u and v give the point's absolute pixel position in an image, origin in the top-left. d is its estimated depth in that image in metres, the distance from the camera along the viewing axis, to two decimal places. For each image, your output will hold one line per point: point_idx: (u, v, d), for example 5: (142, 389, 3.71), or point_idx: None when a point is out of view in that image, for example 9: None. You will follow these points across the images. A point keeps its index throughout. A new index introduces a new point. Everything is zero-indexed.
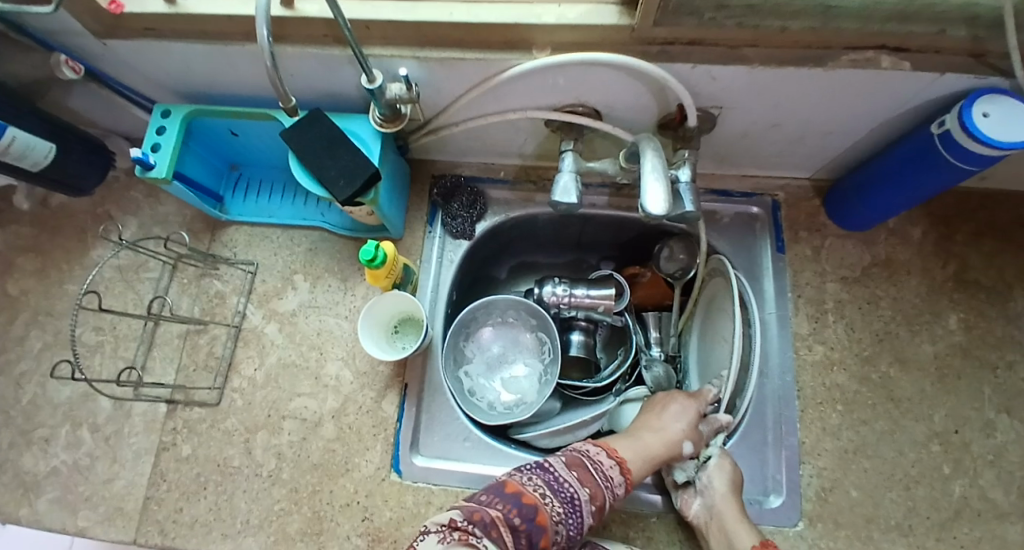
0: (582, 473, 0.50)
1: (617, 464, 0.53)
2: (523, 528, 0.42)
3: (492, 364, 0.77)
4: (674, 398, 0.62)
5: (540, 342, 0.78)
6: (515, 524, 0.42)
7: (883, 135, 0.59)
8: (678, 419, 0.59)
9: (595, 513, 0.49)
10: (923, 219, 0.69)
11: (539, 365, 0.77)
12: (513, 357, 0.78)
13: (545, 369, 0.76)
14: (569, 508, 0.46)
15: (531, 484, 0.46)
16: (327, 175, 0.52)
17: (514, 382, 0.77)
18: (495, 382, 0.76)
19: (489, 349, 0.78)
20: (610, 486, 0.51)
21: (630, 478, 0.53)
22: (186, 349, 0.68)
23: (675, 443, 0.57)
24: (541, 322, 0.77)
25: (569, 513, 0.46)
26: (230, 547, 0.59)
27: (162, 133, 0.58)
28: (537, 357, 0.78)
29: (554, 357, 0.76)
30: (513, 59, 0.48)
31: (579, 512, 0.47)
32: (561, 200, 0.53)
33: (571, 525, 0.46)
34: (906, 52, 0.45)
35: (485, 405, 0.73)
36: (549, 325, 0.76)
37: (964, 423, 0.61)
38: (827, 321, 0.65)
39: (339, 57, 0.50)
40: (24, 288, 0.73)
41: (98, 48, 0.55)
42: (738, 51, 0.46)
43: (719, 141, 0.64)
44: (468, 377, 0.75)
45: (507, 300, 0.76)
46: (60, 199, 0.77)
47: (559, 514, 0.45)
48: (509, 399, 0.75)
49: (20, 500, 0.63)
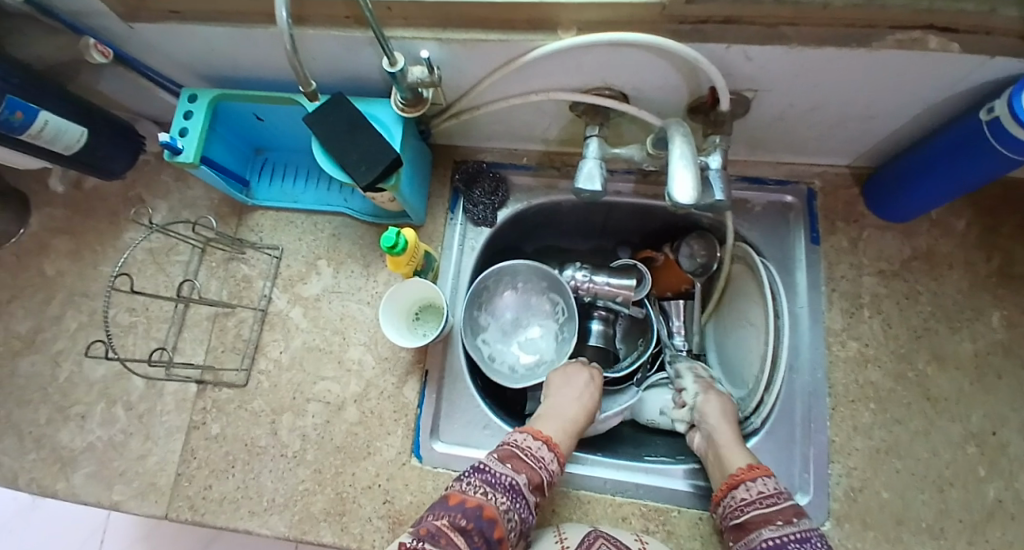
0: (515, 460, 0.54)
1: (545, 441, 0.57)
2: (473, 527, 0.47)
3: (508, 330, 0.76)
4: (571, 370, 0.69)
5: (554, 303, 0.77)
6: (463, 526, 0.47)
7: (929, 120, 0.56)
8: (582, 389, 0.66)
9: (537, 492, 0.54)
10: (968, 210, 0.66)
11: (553, 324, 0.77)
12: (529, 322, 0.77)
13: (561, 328, 0.76)
14: (513, 495, 0.51)
15: (472, 486, 0.51)
16: (349, 160, 0.52)
17: (530, 343, 0.77)
18: (512, 346, 0.76)
19: (505, 316, 0.76)
20: (545, 465, 0.55)
21: (560, 449, 0.58)
22: (214, 331, 0.70)
23: (589, 413, 0.63)
24: (553, 283, 0.75)
25: (514, 499, 0.51)
26: (256, 524, 0.60)
27: (188, 118, 0.58)
28: (551, 317, 0.77)
29: (571, 317, 0.75)
30: (537, 40, 0.47)
31: (522, 495, 0.52)
32: (584, 187, 0.52)
33: (520, 509, 0.51)
34: (959, 31, 0.42)
35: (508, 369, 0.73)
36: (563, 285, 0.75)
37: (1004, 424, 0.58)
38: (863, 316, 0.63)
39: (360, 40, 0.49)
40: (61, 269, 0.75)
41: (124, 31, 0.55)
42: (776, 29, 0.44)
43: (753, 125, 0.61)
44: (487, 345, 0.73)
45: (520, 265, 0.73)
46: (94, 182, 0.79)
47: (505, 504, 0.50)
48: (529, 359, 0.76)
49: (57, 473, 0.66)
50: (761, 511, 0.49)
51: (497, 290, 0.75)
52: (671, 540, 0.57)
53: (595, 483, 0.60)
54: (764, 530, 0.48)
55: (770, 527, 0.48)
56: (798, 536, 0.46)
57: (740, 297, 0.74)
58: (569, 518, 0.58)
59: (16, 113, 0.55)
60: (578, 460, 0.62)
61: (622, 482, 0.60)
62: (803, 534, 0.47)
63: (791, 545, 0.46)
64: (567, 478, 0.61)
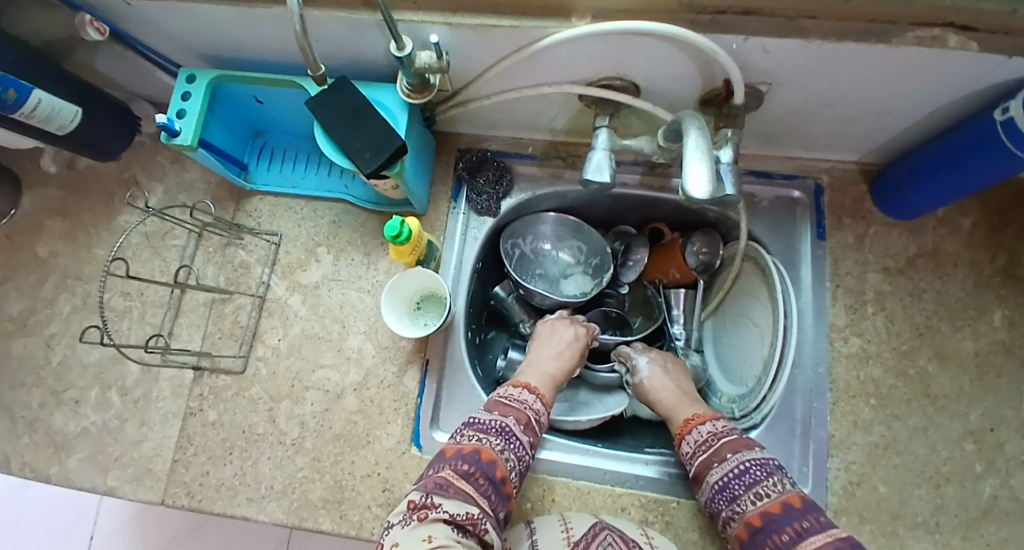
0: (501, 406, 0.56)
1: (525, 387, 0.60)
2: (474, 470, 0.48)
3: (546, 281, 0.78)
4: (550, 325, 0.70)
5: (572, 245, 0.79)
6: (466, 471, 0.48)
7: (941, 119, 0.55)
8: (555, 345, 0.67)
9: (528, 431, 0.56)
10: (974, 209, 0.66)
11: (579, 264, 0.79)
12: (561, 271, 0.79)
13: (586, 261, 0.79)
14: (506, 437, 0.53)
15: (466, 437, 0.52)
16: (354, 145, 0.50)
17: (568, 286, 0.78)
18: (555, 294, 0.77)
19: (536, 282, 0.77)
20: (529, 404, 0.58)
21: (546, 397, 0.61)
22: (212, 317, 0.69)
23: (570, 372, 0.66)
24: (565, 225, 0.77)
25: (507, 440, 0.53)
26: (254, 511, 0.60)
27: (188, 99, 0.56)
28: (574, 259, 0.79)
29: (591, 243, 0.78)
30: (550, 27, 0.45)
31: (515, 435, 0.54)
32: (592, 178, 0.51)
33: (514, 448, 0.53)
34: (981, 30, 0.41)
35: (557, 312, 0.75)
36: (569, 221, 0.77)
37: (1000, 422, 0.59)
38: (865, 313, 0.63)
39: (368, 22, 0.48)
40: (53, 251, 0.74)
41: (121, 7, 0.53)
42: (796, 23, 0.43)
43: (765, 119, 0.60)
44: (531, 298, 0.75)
45: (527, 221, 0.75)
46: (87, 162, 0.77)
47: (499, 445, 0.52)
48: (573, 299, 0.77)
49: (51, 459, 0.65)
50: (706, 454, 0.54)
51: (519, 262, 0.76)
52: (670, 531, 0.58)
53: (595, 474, 0.61)
54: (710, 475, 0.53)
55: (713, 470, 0.52)
56: (737, 470, 0.51)
57: (744, 291, 0.74)
58: (569, 509, 0.59)
59: (9, 91, 0.53)
60: (578, 451, 0.63)
61: (621, 473, 0.61)
62: (740, 466, 0.51)
63: (732, 482, 0.50)
64: (568, 469, 0.61)
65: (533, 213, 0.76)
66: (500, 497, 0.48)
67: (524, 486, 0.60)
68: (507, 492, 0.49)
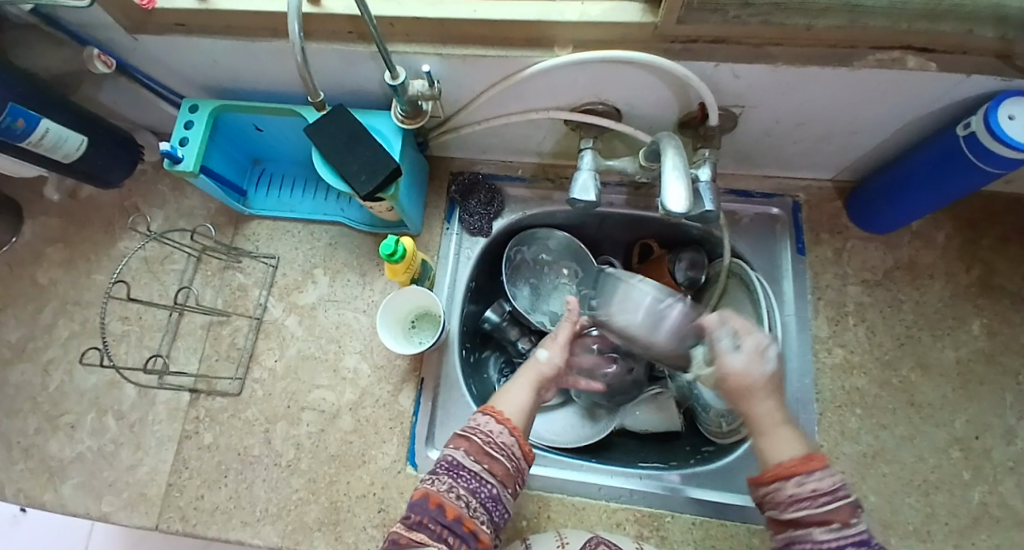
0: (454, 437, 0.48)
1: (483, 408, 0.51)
2: (422, 518, 0.42)
3: (536, 292, 0.79)
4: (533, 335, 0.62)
5: (570, 269, 0.79)
6: (415, 520, 0.42)
7: (909, 136, 0.58)
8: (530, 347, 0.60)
9: (484, 456, 0.45)
10: (948, 223, 0.68)
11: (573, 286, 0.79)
12: (552, 286, 0.80)
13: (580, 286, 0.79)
14: (456, 472, 0.44)
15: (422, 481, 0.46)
16: (349, 169, 0.53)
17: (557, 302, 0.79)
18: (541, 307, 0.79)
19: (523, 288, 0.79)
20: (482, 425, 0.48)
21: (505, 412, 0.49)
22: (209, 340, 0.70)
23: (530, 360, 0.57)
24: (569, 251, 0.78)
25: (457, 475, 0.44)
26: (249, 535, 0.60)
27: (190, 128, 0.59)
28: (570, 280, 0.79)
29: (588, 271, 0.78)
30: (534, 56, 0.49)
31: (468, 464, 0.45)
32: (579, 197, 0.54)
33: (469, 482, 0.44)
34: (939, 50, 0.45)
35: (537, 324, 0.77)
36: (576, 245, 0.77)
37: (985, 430, 0.60)
38: (847, 324, 0.65)
39: (363, 54, 0.50)
40: (52, 278, 0.75)
41: (127, 42, 0.56)
42: (763, 49, 0.46)
43: (741, 140, 0.64)
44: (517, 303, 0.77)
45: (536, 232, 0.76)
46: (88, 191, 0.79)
47: (446, 486, 0.43)
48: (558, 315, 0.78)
49: (45, 485, 0.65)
50: (815, 507, 0.37)
51: (515, 267, 0.78)
52: (665, 546, 0.58)
53: (589, 489, 0.61)
54: (817, 535, 0.36)
55: (824, 532, 0.36)
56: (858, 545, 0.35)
57: (729, 308, 0.75)
58: (564, 526, 0.59)
59: (18, 121, 0.56)
60: (573, 467, 0.63)
61: (616, 488, 0.61)
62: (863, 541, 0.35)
63: None
64: (563, 485, 0.61)
65: (546, 231, 0.77)
66: (461, 536, 0.41)
67: (520, 504, 0.60)
68: (470, 531, 0.42)
